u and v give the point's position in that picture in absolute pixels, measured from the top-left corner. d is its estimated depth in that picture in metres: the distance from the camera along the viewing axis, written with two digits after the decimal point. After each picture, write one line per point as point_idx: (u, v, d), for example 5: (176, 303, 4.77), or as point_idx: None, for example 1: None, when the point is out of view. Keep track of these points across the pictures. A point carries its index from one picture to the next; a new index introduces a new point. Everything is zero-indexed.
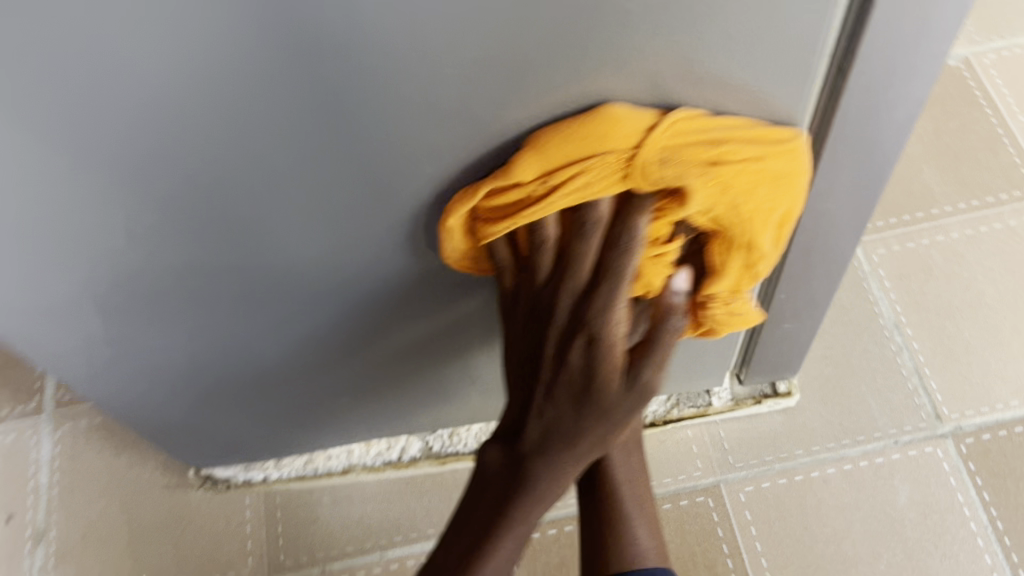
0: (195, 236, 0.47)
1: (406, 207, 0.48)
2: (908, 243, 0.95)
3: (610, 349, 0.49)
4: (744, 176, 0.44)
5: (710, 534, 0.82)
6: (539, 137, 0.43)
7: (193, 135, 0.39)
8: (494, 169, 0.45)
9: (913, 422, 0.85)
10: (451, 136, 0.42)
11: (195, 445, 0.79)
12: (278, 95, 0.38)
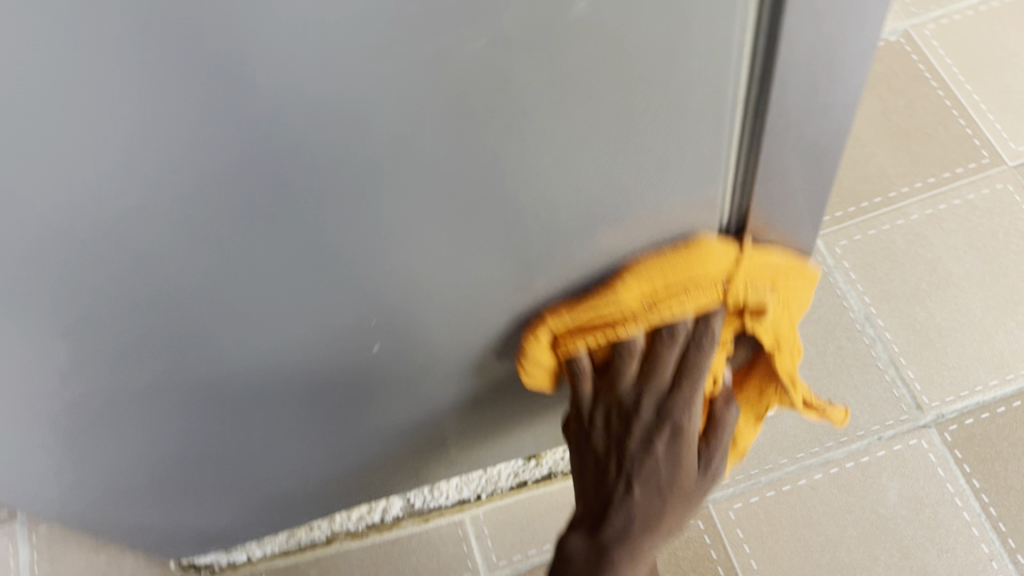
0: (110, 376, 0.45)
1: (313, 315, 0.44)
2: (869, 230, 0.94)
3: (688, 440, 0.53)
4: (795, 298, 0.50)
5: (703, 557, 0.81)
6: (434, 224, 0.40)
7: (68, 293, 0.36)
8: (395, 260, 0.42)
9: (894, 415, 0.84)
10: (339, 241, 0.38)
11: (168, 541, 0.77)
12: (137, 241, 0.34)
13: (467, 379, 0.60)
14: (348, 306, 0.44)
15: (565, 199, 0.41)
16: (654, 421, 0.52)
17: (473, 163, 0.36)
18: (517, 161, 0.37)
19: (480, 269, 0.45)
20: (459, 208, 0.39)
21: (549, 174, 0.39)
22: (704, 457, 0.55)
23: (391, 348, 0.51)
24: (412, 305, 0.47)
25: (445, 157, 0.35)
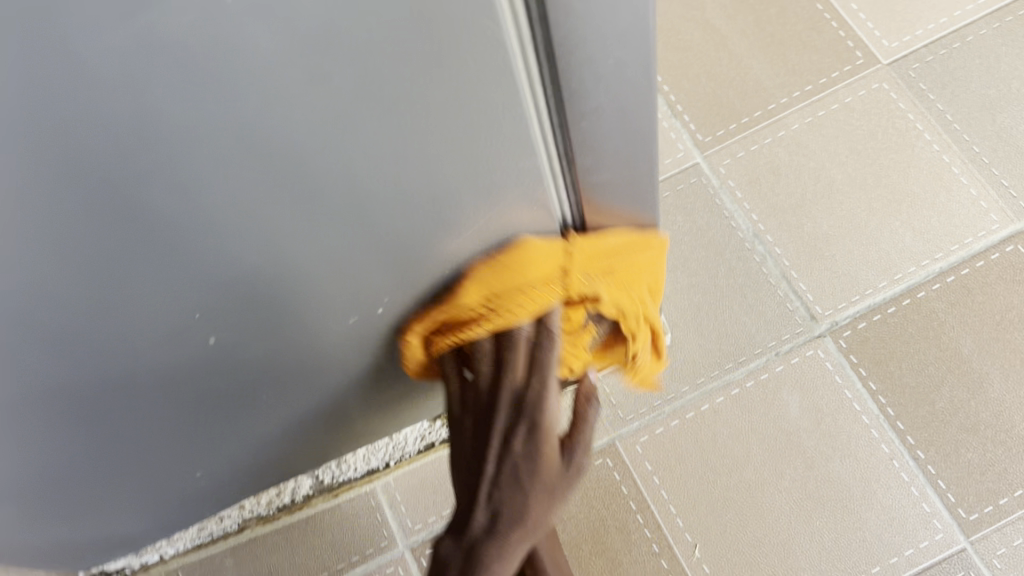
0: None
1: (119, 317, 0.40)
2: (751, 146, 0.93)
3: (545, 437, 0.57)
4: (631, 267, 0.55)
5: (616, 494, 0.81)
6: (212, 203, 0.35)
7: None
8: (182, 247, 0.37)
9: (790, 329, 0.84)
10: (104, 233, 0.34)
11: (63, 554, 0.74)
12: None
13: (334, 354, 0.57)
14: (153, 301, 0.40)
15: (370, 172, 0.39)
16: (511, 417, 0.57)
17: (238, 144, 0.33)
18: (290, 121, 0.33)
19: (292, 249, 0.42)
20: (237, 192, 0.36)
21: (332, 132, 0.35)
22: (568, 450, 0.59)
23: (227, 335, 0.48)
24: (229, 292, 0.43)
25: (195, 126, 0.31)
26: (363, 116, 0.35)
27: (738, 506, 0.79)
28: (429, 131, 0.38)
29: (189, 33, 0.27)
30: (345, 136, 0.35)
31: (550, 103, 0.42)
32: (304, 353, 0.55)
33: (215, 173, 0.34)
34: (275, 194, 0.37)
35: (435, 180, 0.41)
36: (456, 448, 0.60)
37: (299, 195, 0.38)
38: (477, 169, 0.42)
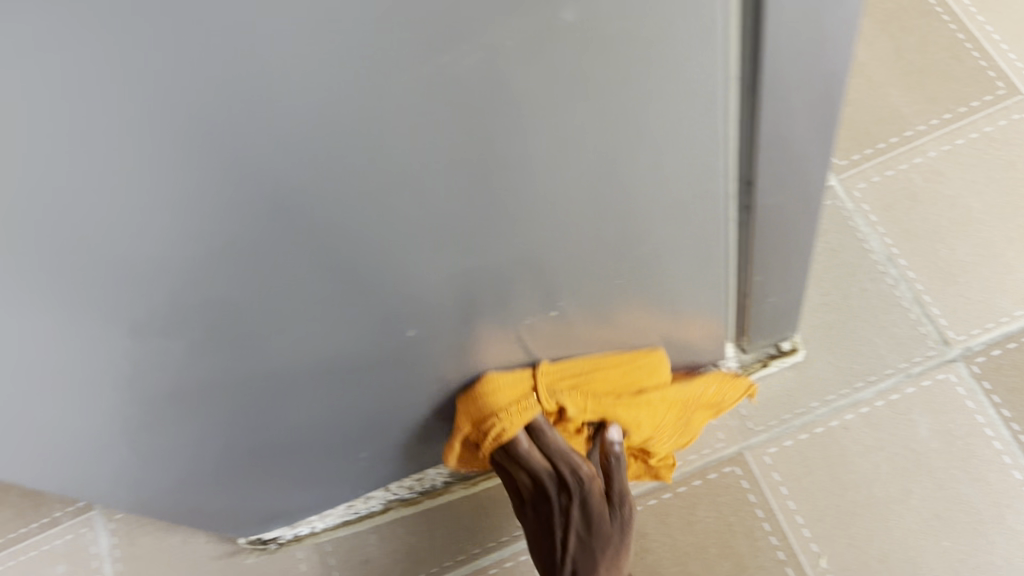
0: (178, 357, 0.50)
1: (358, 292, 0.49)
2: (887, 171, 0.95)
3: (593, 503, 0.75)
4: (605, 373, 0.72)
5: (743, 501, 0.84)
6: (462, 205, 0.44)
7: (140, 284, 0.41)
8: (433, 237, 0.46)
9: (922, 351, 0.86)
10: (382, 222, 0.43)
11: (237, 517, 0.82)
12: (207, 234, 0.39)
13: (510, 347, 0.65)
14: (389, 283, 0.49)
15: (587, 180, 0.46)
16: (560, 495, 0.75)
17: (493, 173, 0.42)
18: (542, 137, 0.41)
19: (507, 250, 0.51)
20: (472, 211, 0.45)
21: (570, 146, 0.42)
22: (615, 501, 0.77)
23: (423, 331, 0.57)
24: (438, 295, 0.53)
25: (470, 138, 0.39)
26: (597, 134, 0.42)
27: (865, 520, 0.81)
28: (642, 146, 0.45)
29: (491, 62, 0.35)
30: (578, 149, 0.43)
31: (742, 131, 0.48)
32: (480, 350, 0.64)
33: (460, 194, 0.43)
34: (510, 197, 0.45)
35: (626, 197, 0.49)
36: (528, 522, 0.79)
37: (529, 198, 0.46)
38: (671, 183, 0.50)
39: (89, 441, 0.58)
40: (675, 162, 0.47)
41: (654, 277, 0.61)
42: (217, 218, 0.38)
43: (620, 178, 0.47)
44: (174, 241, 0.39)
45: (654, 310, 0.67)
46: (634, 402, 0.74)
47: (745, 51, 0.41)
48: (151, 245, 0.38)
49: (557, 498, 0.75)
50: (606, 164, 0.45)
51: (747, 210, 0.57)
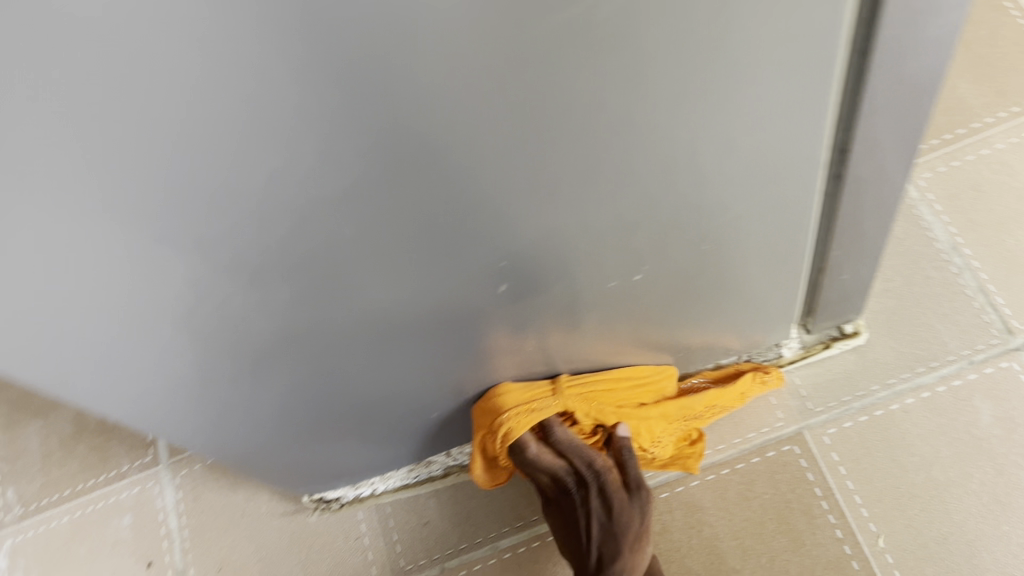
0: (291, 306, 0.52)
1: (472, 242, 0.52)
2: (953, 161, 0.95)
3: (609, 485, 0.79)
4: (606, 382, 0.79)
5: (801, 479, 0.85)
6: (583, 162, 0.47)
7: (279, 236, 0.43)
8: (548, 193, 0.49)
9: (985, 339, 0.87)
10: (509, 177, 0.45)
11: (305, 473, 0.85)
12: (354, 188, 0.41)
13: (594, 309, 0.67)
14: (501, 234, 0.52)
15: (698, 140, 0.49)
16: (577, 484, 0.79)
17: (616, 135, 0.45)
18: (668, 98, 0.43)
19: (611, 206, 0.53)
20: (587, 167, 0.47)
21: (691, 105, 0.45)
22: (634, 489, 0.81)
23: (513, 284, 0.60)
24: (536, 247, 0.55)
25: (604, 101, 0.41)
26: (719, 95, 0.44)
27: (924, 503, 0.82)
28: (755, 110, 0.47)
29: (639, 23, 0.37)
30: (698, 109, 0.45)
31: (846, 99, 0.50)
32: (564, 308, 0.66)
33: (583, 152, 0.45)
34: (626, 157, 0.47)
35: (727, 157, 0.51)
36: (555, 525, 0.83)
37: (642, 157, 0.48)
38: (775, 148, 0.52)
39: (191, 385, 0.60)
40: (782, 127, 0.50)
41: (736, 243, 0.64)
42: (367, 167, 0.40)
43: (726, 139, 0.49)
44: (321, 193, 0.41)
45: (730, 275, 0.69)
46: (641, 411, 0.82)
47: (864, 18, 0.43)
48: (304, 194, 0.40)
49: (577, 486, 0.80)
50: (718, 124, 0.47)
51: (836, 177, 0.59)
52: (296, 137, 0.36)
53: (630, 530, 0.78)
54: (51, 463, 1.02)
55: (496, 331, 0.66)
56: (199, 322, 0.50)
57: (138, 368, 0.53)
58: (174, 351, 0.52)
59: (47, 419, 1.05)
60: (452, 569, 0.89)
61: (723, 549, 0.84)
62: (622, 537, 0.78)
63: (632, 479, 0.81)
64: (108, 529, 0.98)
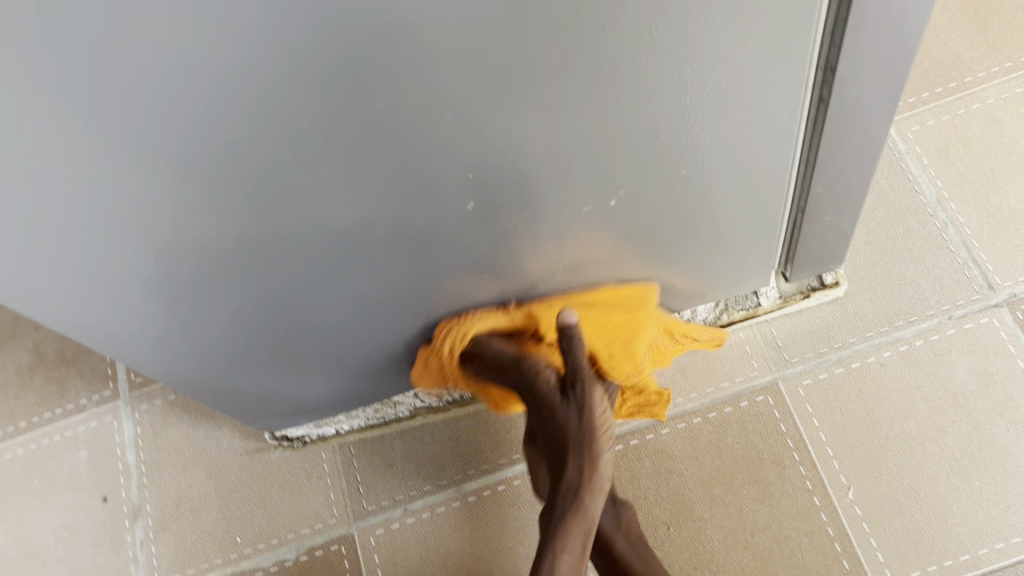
0: (239, 195, 0.50)
1: (429, 140, 0.49)
2: (943, 116, 0.93)
3: (537, 388, 0.70)
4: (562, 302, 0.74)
5: (773, 430, 0.83)
6: (546, 48, 0.44)
7: (214, 88, 0.41)
8: (506, 83, 0.46)
9: (966, 295, 0.85)
10: (462, 56, 0.43)
11: (265, 406, 0.82)
12: (291, 41, 0.39)
13: (563, 235, 0.65)
14: (458, 133, 0.49)
15: (673, 38, 0.46)
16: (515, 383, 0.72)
17: (579, 17, 0.43)
18: None
19: (580, 115, 0.51)
20: (550, 56, 0.45)
21: None
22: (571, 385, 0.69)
23: (482, 202, 0.57)
24: (503, 156, 0.53)
25: None
26: None
27: (896, 456, 0.80)
28: (734, 9, 0.45)
29: None
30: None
31: (834, 9, 0.48)
32: (533, 232, 0.63)
33: (548, 27, 0.43)
34: (591, 48, 0.45)
35: (705, 62, 0.49)
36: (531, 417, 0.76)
37: (611, 51, 0.46)
38: (754, 60, 0.49)
39: (139, 294, 0.57)
40: (763, 34, 0.47)
41: (715, 173, 0.61)
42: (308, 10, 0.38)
43: (704, 37, 0.47)
44: (257, 42, 0.39)
45: (708, 208, 0.66)
46: (610, 330, 0.72)
47: None
48: (242, 35, 0.38)
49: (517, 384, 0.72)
50: (696, 13, 0.44)
51: (820, 101, 0.57)
52: None
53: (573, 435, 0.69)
54: (6, 395, 0.99)
55: (463, 256, 0.64)
56: (132, 196, 0.47)
57: (75, 250, 0.51)
58: (113, 229, 0.50)
59: (5, 350, 1.01)
60: (414, 511, 0.87)
61: (691, 497, 0.82)
62: (569, 445, 0.69)
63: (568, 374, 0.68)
64: (64, 462, 0.95)
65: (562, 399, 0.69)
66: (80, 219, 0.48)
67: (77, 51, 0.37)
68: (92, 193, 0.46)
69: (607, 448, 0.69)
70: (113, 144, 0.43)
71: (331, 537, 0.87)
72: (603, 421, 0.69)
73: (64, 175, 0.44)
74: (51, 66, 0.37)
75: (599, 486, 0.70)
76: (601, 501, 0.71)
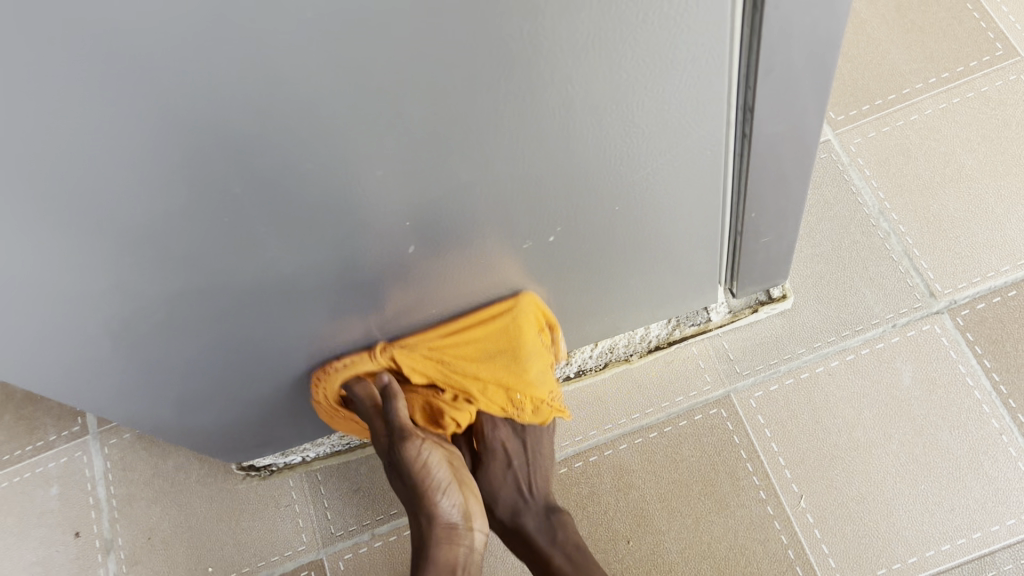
0: (184, 253, 0.52)
1: (364, 193, 0.51)
2: (883, 127, 0.96)
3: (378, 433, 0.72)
4: (433, 341, 0.72)
5: (727, 442, 0.86)
6: (470, 105, 0.47)
7: (149, 160, 0.43)
8: (434, 140, 0.49)
9: (909, 303, 0.88)
10: (388, 118, 0.46)
11: (230, 439, 0.84)
12: (218, 112, 0.41)
13: (507, 270, 0.67)
14: (392, 187, 0.52)
15: (591, 91, 0.49)
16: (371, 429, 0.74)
17: (497, 75, 0.45)
18: (550, 40, 0.44)
19: (509, 162, 0.53)
20: (473, 111, 0.47)
21: (575, 50, 0.45)
22: (404, 438, 0.69)
23: (424, 245, 0.59)
24: (439, 205, 0.55)
25: (475, 36, 0.42)
26: (604, 40, 0.45)
27: (845, 464, 0.83)
28: (645, 59, 0.47)
29: None
30: (583, 54, 0.46)
31: (745, 52, 0.51)
32: (477, 269, 0.65)
33: (465, 83, 0.45)
34: (513, 102, 0.48)
35: (624, 108, 0.51)
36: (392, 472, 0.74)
37: (533, 104, 0.48)
38: (671, 104, 0.52)
39: (93, 347, 0.59)
40: (677, 81, 0.50)
41: (648, 206, 0.64)
42: (230, 80, 0.40)
43: (620, 87, 0.49)
44: (187, 115, 0.41)
45: (645, 237, 0.69)
46: (480, 359, 0.73)
47: None
48: (171, 109, 0.40)
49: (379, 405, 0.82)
50: (609, 66, 0.47)
51: (743, 137, 0.59)
52: (150, 45, 0.37)
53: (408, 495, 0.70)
54: None
55: (412, 294, 0.66)
56: (74, 259, 0.49)
57: (27, 312, 0.52)
58: (62, 291, 0.51)
59: None
60: (382, 534, 0.89)
61: (649, 511, 0.84)
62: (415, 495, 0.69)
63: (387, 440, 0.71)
64: (35, 499, 0.96)
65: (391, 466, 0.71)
66: (25, 283, 0.49)
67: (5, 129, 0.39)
68: (36, 259, 0.48)
69: (442, 499, 0.68)
70: (51, 213, 0.45)
71: (300, 563, 0.89)
72: (429, 477, 0.68)
73: (7, 247, 0.46)
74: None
75: (451, 535, 0.68)
76: (462, 553, 0.68)
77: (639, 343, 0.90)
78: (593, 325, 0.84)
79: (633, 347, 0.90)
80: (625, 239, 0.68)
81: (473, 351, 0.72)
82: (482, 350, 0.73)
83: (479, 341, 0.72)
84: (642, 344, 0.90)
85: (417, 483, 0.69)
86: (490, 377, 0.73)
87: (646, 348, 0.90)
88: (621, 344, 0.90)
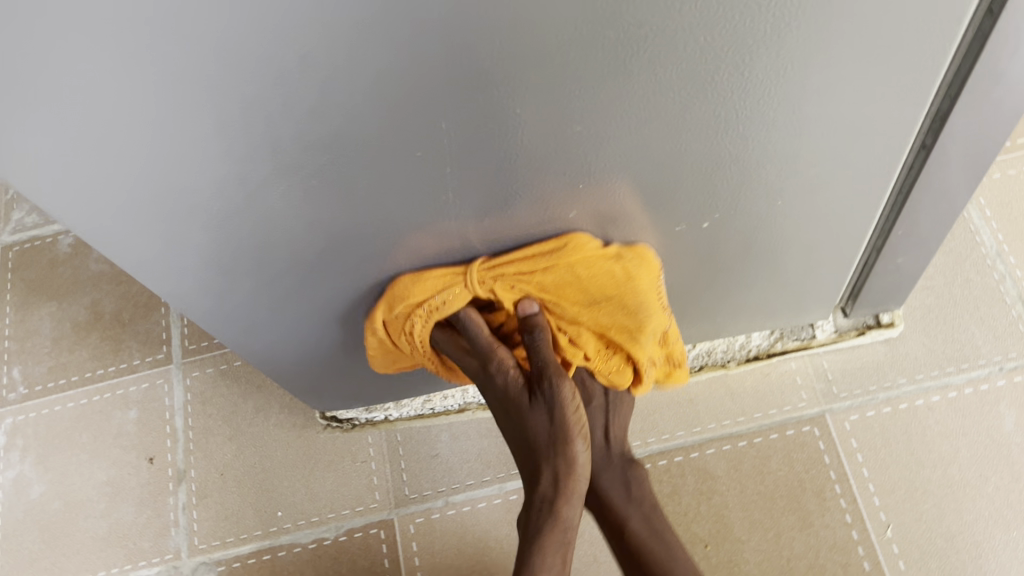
0: (360, 187, 0.51)
1: (550, 150, 0.51)
2: (1009, 170, 0.95)
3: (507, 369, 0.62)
4: (544, 276, 0.61)
5: (817, 461, 0.85)
6: (684, 74, 0.46)
7: (364, 89, 0.43)
8: (634, 105, 0.48)
9: (1019, 348, 0.86)
10: (602, 77, 0.45)
11: (323, 387, 0.84)
12: (447, 49, 0.41)
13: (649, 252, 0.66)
14: (579, 147, 0.51)
15: (802, 83, 0.48)
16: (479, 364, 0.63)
17: (722, 51, 0.44)
18: (787, 24, 0.43)
19: (695, 139, 0.52)
20: (684, 81, 0.46)
21: (805, 38, 0.44)
22: (557, 381, 0.60)
23: (586, 216, 0.58)
24: (613, 175, 0.54)
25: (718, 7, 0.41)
26: (835, 34, 0.44)
27: (935, 499, 0.82)
28: (865, 62, 0.46)
29: None
30: (810, 45, 0.44)
31: (959, 63, 0.50)
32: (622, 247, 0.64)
33: (688, 53, 0.44)
34: (723, 78, 0.47)
35: (826, 106, 0.50)
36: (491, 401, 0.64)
37: (743, 83, 0.47)
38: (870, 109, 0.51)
39: (237, 270, 0.59)
40: (889, 86, 0.49)
41: (806, 207, 0.63)
42: (470, 19, 0.39)
43: (833, 81, 0.48)
44: (419, 49, 0.40)
45: (791, 241, 0.68)
46: (594, 307, 0.62)
47: None
48: (406, 41, 0.40)
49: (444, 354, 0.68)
50: (838, 59, 0.46)
51: (921, 148, 0.58)
52: None
53: (545, 436, 0.61)
54: (61, 348, 1.01)
55: None
56: (258, 177, 0.49)
57: (194, 226, 0.52)
58: (232, 211, 0.51)
59: (62, 304, 1.04)
60: (455, 503, 0.88)
61: (731, 519, 0.84)
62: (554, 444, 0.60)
63: (533, 371, 0.61)
64: (113, 421, 0.97)
65: (529, 398, 0.61)
66: (203, 197, 0.49)
67: (244, 43, 0.38)
68: (224, 172, 0.48)
69: (581, 448, 0.61)
70: (251, 132, 0.44)
71: (371, 520, 0.89)
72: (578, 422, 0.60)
73: (202, 158, 0.46)
74: (221, 52, 0.39)
75: (577, 495, 0.61)
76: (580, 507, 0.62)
77: (739, 351, 0.90)
78: (701, 323, 0.83)
79: (731, 354, 0.90)
80: (773, 236, 0.66)
81: (591, 289, 0.62)
82: (600, 299, 0.62)
83: (595, 288, 0.62)
84: (741, 352, 0.90)
85: (564, 425, 0.60)
86: (591, 323, 0.63)
87: (745, 356, 0.90)
88: (720, 349, 0.90)
